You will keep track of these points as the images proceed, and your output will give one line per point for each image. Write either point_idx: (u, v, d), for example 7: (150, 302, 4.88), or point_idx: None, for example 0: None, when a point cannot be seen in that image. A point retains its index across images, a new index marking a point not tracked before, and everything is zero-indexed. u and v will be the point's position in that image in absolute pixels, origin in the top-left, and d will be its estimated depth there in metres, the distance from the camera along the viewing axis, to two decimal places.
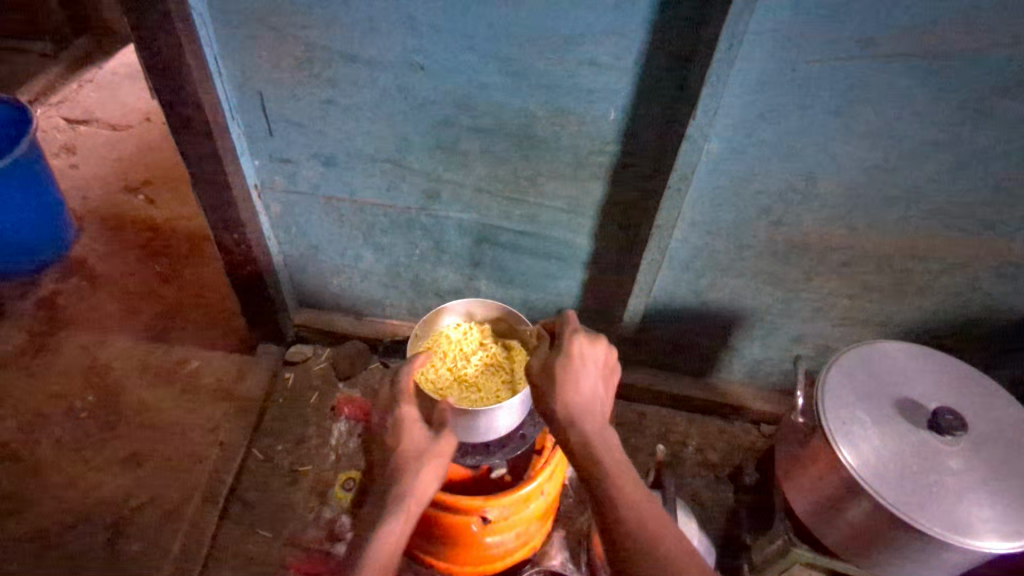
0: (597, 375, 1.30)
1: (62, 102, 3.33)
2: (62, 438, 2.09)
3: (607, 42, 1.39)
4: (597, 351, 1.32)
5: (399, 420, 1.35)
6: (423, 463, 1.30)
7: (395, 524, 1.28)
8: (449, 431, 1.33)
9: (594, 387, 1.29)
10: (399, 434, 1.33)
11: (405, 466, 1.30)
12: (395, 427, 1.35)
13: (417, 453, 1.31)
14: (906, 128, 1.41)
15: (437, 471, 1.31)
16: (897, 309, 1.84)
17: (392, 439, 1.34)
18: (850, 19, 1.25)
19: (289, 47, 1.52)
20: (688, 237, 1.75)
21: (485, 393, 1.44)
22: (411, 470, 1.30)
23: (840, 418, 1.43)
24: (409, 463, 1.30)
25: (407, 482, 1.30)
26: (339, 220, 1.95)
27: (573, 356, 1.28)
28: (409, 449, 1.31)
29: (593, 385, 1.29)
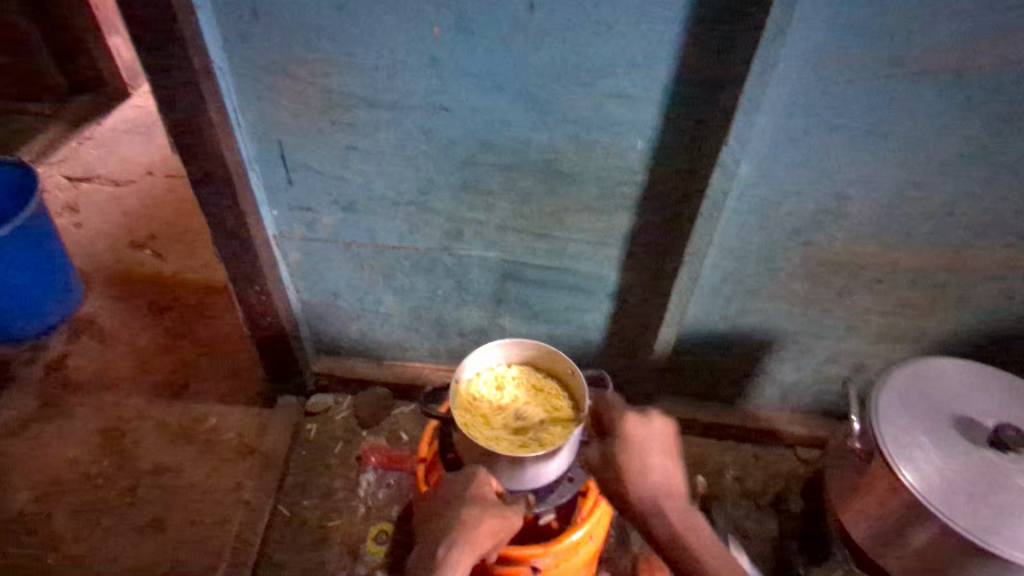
0: (662, 451, 1.35)
1: (62, 161, 3.30)
2: (79, 505, 2.01)
3: (633, 75, 1.38)
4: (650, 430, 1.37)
5: (473, 471, 1.33)
6: (490, 520, 1.29)
7: (457, 562, 1.26)
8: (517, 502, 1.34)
9: (662, 466, 1.34)
10: (471, 484, 1.31)
11: (470, 515, 1.28)
12: (466, 475, 1.33)
13: (485, 505, 1.29)
14: (935, 143, 1.41)
15: (496, 533, 1.29)
16: (931, 323, 1.81)
17: (462, 484, 1.33)
18: (884, 37, 1.24)
19: (310, 96, 1.50)
20: (718, 263, 1.73)
21: (484, 422, 1.42)
22: (474, 523, 1.28)
23: (900, 441, 1.39)
24: (475, 516, 1.28)
25: (468, 534, 1.28)
26: (360, 265, 1.91)
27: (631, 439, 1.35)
28: (478, 501, 1.30)
29: (660, 467, 1.34)
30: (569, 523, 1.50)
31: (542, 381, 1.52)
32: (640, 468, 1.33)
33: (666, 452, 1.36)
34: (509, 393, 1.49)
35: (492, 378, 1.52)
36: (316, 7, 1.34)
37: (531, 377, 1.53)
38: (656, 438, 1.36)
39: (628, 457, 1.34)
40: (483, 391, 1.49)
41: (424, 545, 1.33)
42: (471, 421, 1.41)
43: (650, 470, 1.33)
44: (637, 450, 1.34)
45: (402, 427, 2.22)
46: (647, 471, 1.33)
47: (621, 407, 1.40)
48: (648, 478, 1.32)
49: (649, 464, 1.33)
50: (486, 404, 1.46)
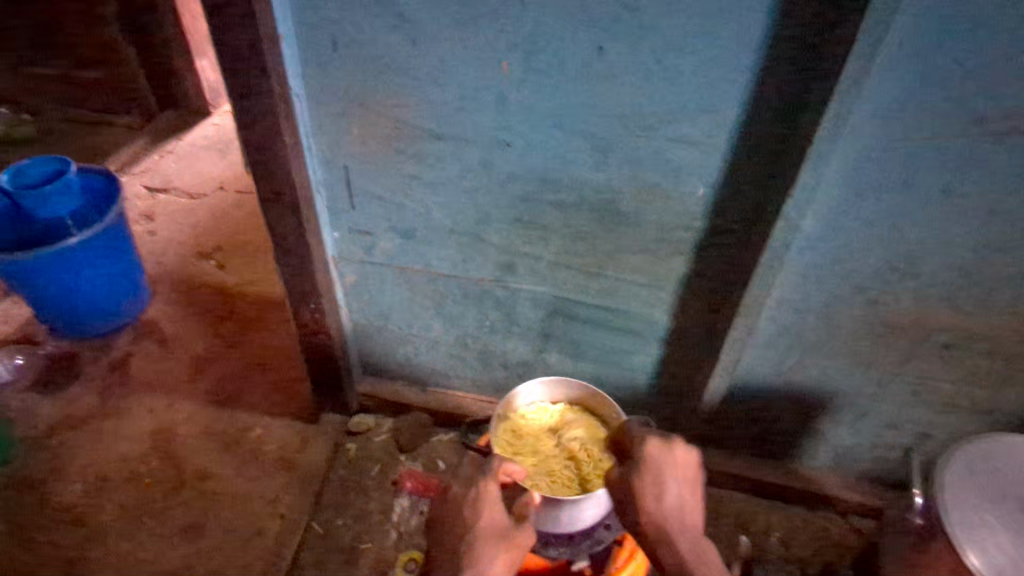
0: (680, 479, 1.27)
1: (144, 172, 3.51)
2: (126, 503, 2.08)
3: (698, 121, 1.37)
4: (669, 455, 1.28)
5: (480, 497, 1.28)
6: (500, 554, 1.23)
7: None
8: (529, 526, 1.29)
9: (677, 495, 1.26)
10: (479, 513, 1.27)
11: (478, 549, 1.24)
12: (474, 504, 1.28)
13: (498, 539, 1.25)
14: (1017, 208, 1.34)
15: (507, 567, 1.24)
16: (1005, 396, 1.70)
17: (469, 513, 1.28)
18: (965, 95, 1.20)
19: (379, 125, 1.55)
20: (775, 315, 1.68)
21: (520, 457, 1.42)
22: (483, 558, 1.23)
23: (967, 522, 1.29)
24: (482, 550, 1.23)
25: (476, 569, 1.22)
26: (412, 290, 1.94)
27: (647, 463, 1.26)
28: (487, 532, 1.25)
29: (676, 494, 1.27)
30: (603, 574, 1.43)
31: (590, 422, 1.50)
32: (656, 493, 1.25)
33: (682, 479, 1.29)
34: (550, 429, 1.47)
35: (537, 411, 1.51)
36: (392, 42, 1.39)
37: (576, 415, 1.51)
38: (676, 465, 1.28)
39: (645, 481, 1.25)
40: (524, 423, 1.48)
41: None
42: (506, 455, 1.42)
43: (664, 495, 1.25)
44: (656, 474, 1.26)
45: (440, 454, 2.21)
46: (662, 499, 1.25)
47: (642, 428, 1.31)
48: (664, 505, 1.24)
49: (667, 491, 1.25)
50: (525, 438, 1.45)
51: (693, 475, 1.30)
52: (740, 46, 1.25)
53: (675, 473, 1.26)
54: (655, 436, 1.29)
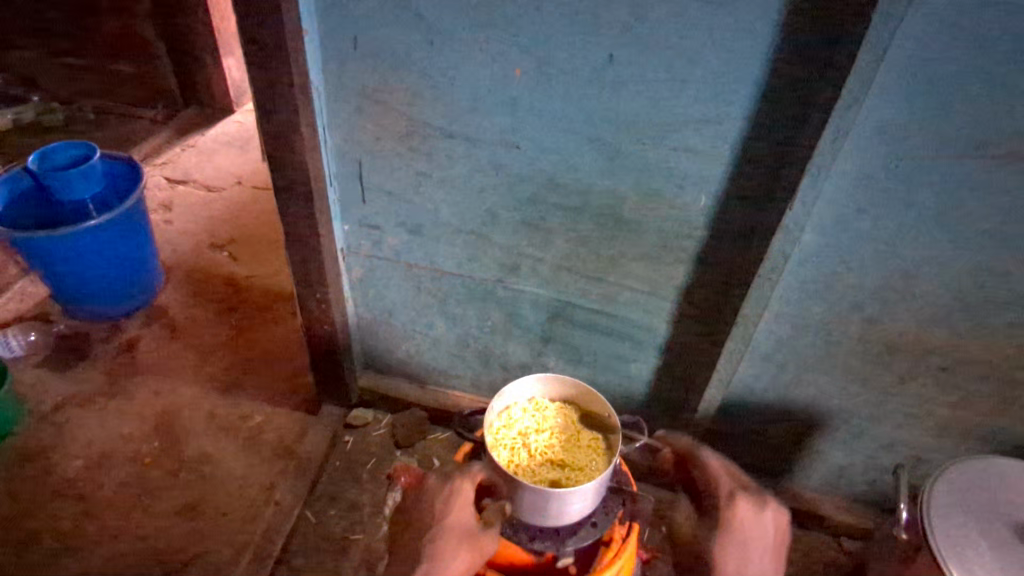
0: (764, 542, 1.41)
1: (165, 163, 3.60)
2: (125, 481, 2.11)
3: (702, 131, 1.41)
4: (761, 521, 1.42)
5: (453, 493, 1.38)
6: (461, 552, 1.31)
7: None
8: (496, 530, 1.35)
9: (759, 559, 1.40)
10: (449, 509, 1.36)
11: (443, 543, 1.33)
12: (448, 498, 1.38)
13: (461, 535, 1.34)
14: (1013, 232, 1.36)
15: (467, 565, 1.32)
16: (1000, 423, 1.70)
17: (441, 508, 1.37)
18: (965, 118, 1.24)
19: (394, 121, 1.60)
20: (772, 329, 1.70)
21: (511, 451, 1.42)
22: (446, 553, 1.31)
23: (951, 537, 1.29)
24: (446, 543, 1.33)
25: (439, 562, 1.31)
26: (417, 286, 1.98)
27: (744, 524, 1.40)
28: (453, 528, 1.34)
29: (759, 562, 1.40)
30: (590, 568, 1.44)
31: (580, 420, 1.51)
32: (744, 556, 1.40)
33: (762, 547, 1.41)
34: (541, 426, 1.48)
35: (528, 409, 1.52)
36: (410, 41, 1.45)
37: (567, 412, 1.52)
38: (761, 527, 1.41)
39: (731, 543, 1.40)
40: (513, 420, 1.49)
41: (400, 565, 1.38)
42: (496, 447, 1.41)
43: (749, 562, 1.39)
44: (743, 539, 1.40)
45: (435, 453, 2.26)
46: (746, 562, 1.39)
47: (732, 488, 1.44)
48: (745, 570, 1.39)
49: (750, 556, 1.39)
50: (515, 433, 1.46)
51: (767, 540, 1.42)
52: (746, 59, 1.29)
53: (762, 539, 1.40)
54: (759, 504, 1.42)
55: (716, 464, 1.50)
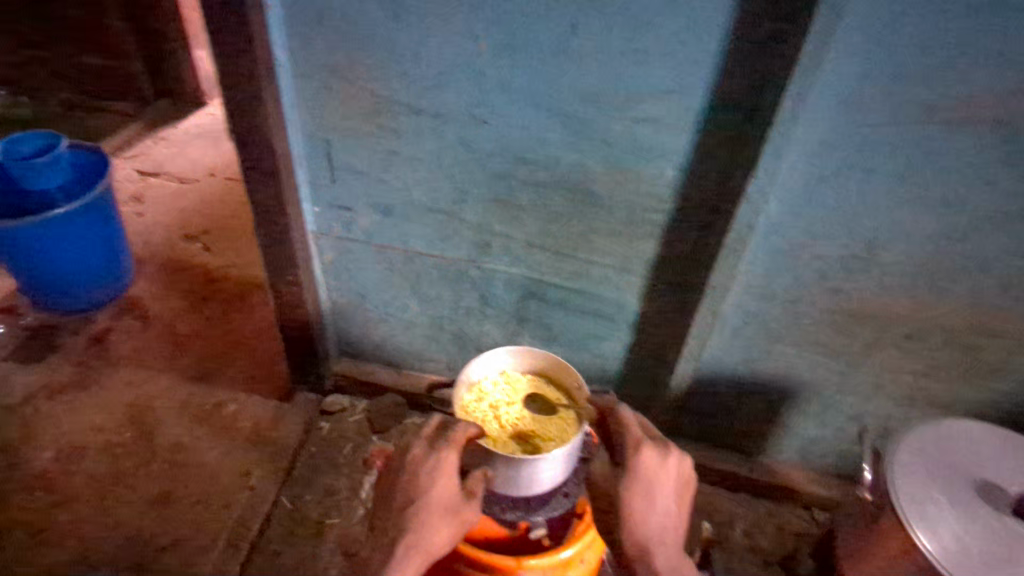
0: (668, 490, 1.35)
1: (136, 156, 3.55)
2: (96, 471, 2.08)
3: (666, 102, 1.42)
4: (664, 470, 1.35)
5: (437, 468, 1.32)
6: (445, 526, 1.32)
7: (408, 558, 1.30)
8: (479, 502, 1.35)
9: (664, 507, 1.34)
10: (434, 483, 1.33)
11: (427, 515, 1.33)
12: (432, 470, 1.33)
13: (445, 508, 1.33)
14: (969, 197, 1.39)
15: (451, 535, 1.33)
16: (964, 390, 1.73)
17: (426, 478, 1.34)
18: (920, 84, 1.26)
19: (361, 98, 1.60)
20: (741, 302, 1.72)
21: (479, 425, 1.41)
22: (430, 527, 1.32)
23: (913, 497, 1.32)
24: (431, 517, 1.32)
25: (423, 534, 1.32)
26: (389, 269, 1.97)
27: (640, 472, 1.33)
28: (437, 502, 1.32)
29: (662, 509, 1.34)
30: (561, 542, 1.47)
31: (551, 388, 1.51)
32: (647, 506, 1.33)
33: (666, 493, 1.35)
34: (511, 399, 1.47)
35: (499, 383, 1.51)
36: (374, 15, 1.44)
37: (539, 384, 1.52)
38: (663, 475, 1.35)
39: (635, 493, 1.33)
40: (483, 394, 1.48)
41: (383, 530, 1.37)
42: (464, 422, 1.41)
43: (652, 510, 1.33)
44: (644, 488, 1.33)
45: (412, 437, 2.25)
46: (649, 511, 1.33)
47: (639, 438, 1.37)
48: (645, 519, 1.33)
49: (654, 504, 1.33)
50: (485, 408, 1.45)
51: (671, 488, 1.36)
52: (707, 28, 1.30)
53: (664, 485, 1.34)
54: (655, 450, 1.35)
55: (626, 414, 1.42)
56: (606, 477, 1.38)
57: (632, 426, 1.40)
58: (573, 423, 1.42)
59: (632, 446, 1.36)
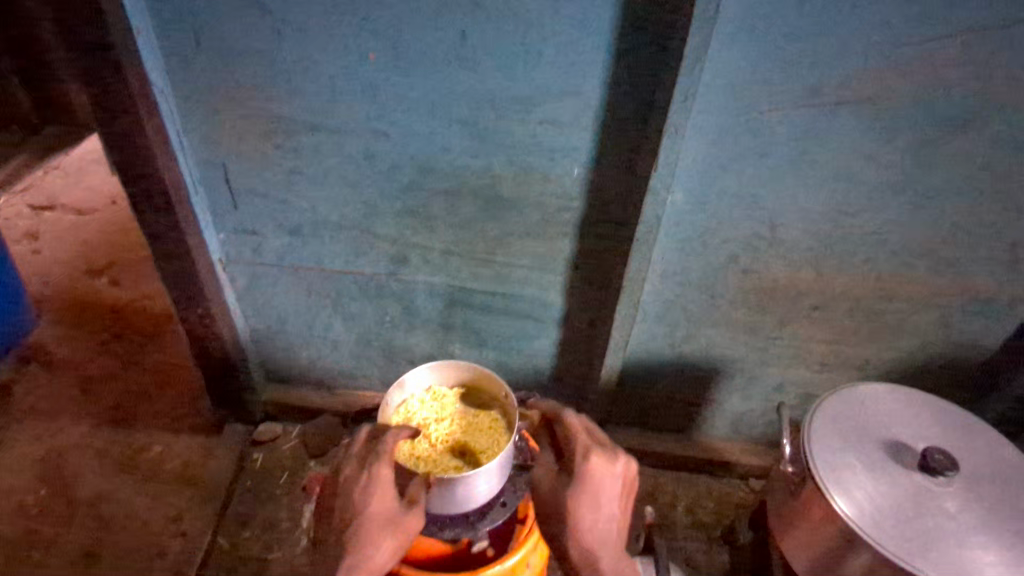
0: (616, 497, 1.28)
1: (26, 189, 3.30)
2: (9, 537, 1.94)
3: (565, 103, 1.42)
4: (613, 475, 1.28)
5: (371, 481, 1.27)
6: (384, 541, 1.26)
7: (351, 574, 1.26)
8: (419, 511, 1.27)
9: (610, 513, 1.28)
10: (367, 499, 1.26)
11: (366, 533, 1.27)
12: (365, 485, 1.27)
13: (383, 522, 1.27)
14: (857, 173, 1.45)
15: (393, 549, 1.28)
16: (873, 351, 1.82)
17: (360, 496, 1.28)
18: (801, 70, 1.30)
19: (253, 119, 1.53)
20: (659, 290, 1.75)
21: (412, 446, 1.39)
22: (370, 542, 1.27)
23: (830, 464, 1.38)
24: (369, 533, 1.27)
25: (363, 550, 1.27)
26: (306, 290, 1.91)
27: (588, 483, 1.26)
28: (374, 517, 1.26)
29: (610, 516, 1.29)
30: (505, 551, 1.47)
31: (479, 403, 1.51)
32: (596, 516, 1.27)
33: (615, 500, 1.29)
34: (440, 415, 1.47)
35: (426, 401, 1.50)
36: (256, 33, 1.38)
37: (466, 397, 1.52)
38: (611, 483, 1.28)
39: (583, 505, 1.26)
40: (411, 416, 1.47)
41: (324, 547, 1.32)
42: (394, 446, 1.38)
43: (600, 519, 1.27)
44: (593, 498, 1.26)
45: None
46: (597, 521, 1.27)
47: (585, 447, 1.30)
48: (592, 527, 1.27)
49: (603, 513, 1.27)
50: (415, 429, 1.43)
51: (620, 492, 1.30)
52: (596, 26, 1.30)
53: (612, 493, 1.28)
54: (604, 457, 1.28)
55: (572, 421, 1.35)
56: (552, 488, 1.30)
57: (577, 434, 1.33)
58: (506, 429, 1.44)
59: (579, 456, 1.29)
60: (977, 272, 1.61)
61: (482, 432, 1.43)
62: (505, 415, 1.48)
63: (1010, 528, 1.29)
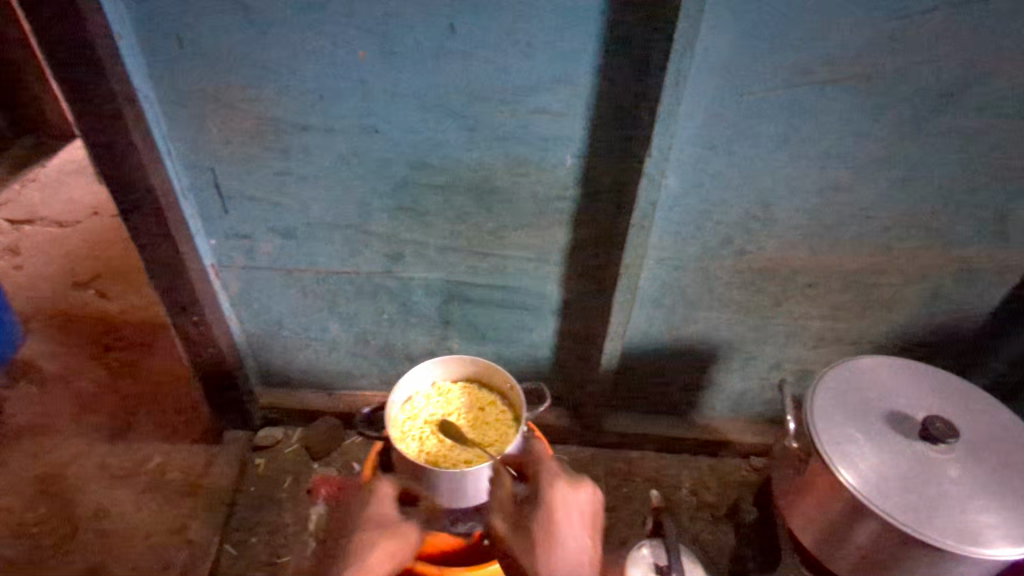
0: (582, 525, 1.27)
1: (3, 203, 3.23)
2: (11, 556, 1.91)
3: (555, 92, 1.42)
4: (579, 501, 1.29)
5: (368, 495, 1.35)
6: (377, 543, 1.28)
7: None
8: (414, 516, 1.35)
9: (578, 542, 1.25)
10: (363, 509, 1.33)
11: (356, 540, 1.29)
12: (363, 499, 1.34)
13: (376, 528, 1.30)
14: (847, 149, 1.47)
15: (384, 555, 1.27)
16: (868, 325, 1.85)
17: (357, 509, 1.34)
18: (790, 49, 1.31)
19: (240, 122, 1.51)
20: (655, 274, 1.76)
21: (420, 444, 1.39)
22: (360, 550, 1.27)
23: (833, 437, 1.40)
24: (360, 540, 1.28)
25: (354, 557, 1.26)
26: (302, 292, 1.90)
27: (554, 504, 1.26)
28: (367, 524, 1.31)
29: (578, 544, 1.25)
30: None
31: (483, 395, 1.52)
32: (567, 543, 1.24)
33: (580, 527, 1.27)
34: (446, 411, 1.47)
35: (429, 398, 1.50)
36: (240, 34, 1.36)
37: (470, 391, 1.53)
38: (577, 508, 1.28)
39: (550, 531, 1.24)
40: (416, 414, 1.46)
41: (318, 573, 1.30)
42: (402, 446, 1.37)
43: (567, 544, 1.24)
44: (563, 523, 1.25)
45: (355, 457, 2.17)
46: (565, 549, 1.23)
47: (552, 473, 1.31)
48: (564, 550, 1.23)
49: (569, 539, 1.24)
50: (421, 426, 1.43)
51: (587, 522, 1.29)
52: (585, 13, 1.30)
53: (577, 519, 1.26)
54: (568, 482, 1.30)
55: (541, 451, 1.37)
56: (520, 519, 1.28)
57: (548, 462, 1.34)
58: (513, 419, 1.46)
59: (545, 482, 1.29)
60: (966, 242, 1.63)
61: (489, 425, 1.45)
62: (510, 405, 1.49)
63: (1012, 490, 1.32)
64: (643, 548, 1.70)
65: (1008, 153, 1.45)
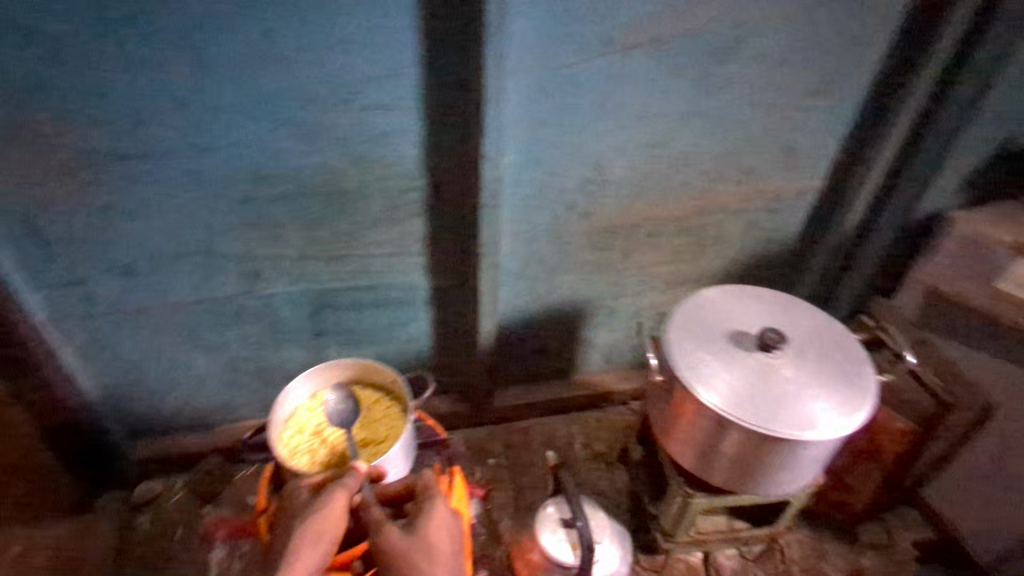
0: (454, 535, 1.31)
1: None
2: None
3: (384, 86, 1.44)
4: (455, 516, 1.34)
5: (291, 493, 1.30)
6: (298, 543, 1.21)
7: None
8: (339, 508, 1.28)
9: (448, 550, 1.29)
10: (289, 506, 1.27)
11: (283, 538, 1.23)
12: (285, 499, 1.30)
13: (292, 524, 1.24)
14: (658, 108, 1.63)
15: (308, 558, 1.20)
16: (705, 262, 2.07)
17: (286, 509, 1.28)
18: (591, 22, 1.43)
19: (47, 159, 1.39)
20: (513, 249, 1.85)
21: (310, 458, 1.40)
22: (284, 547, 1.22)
23: (689, 364, 1.56)
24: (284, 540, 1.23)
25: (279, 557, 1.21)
26: (155, 330, 1.78)
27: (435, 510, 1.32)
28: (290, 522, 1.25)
29: (449, 551, 1.29)
30: None
31: (367, 393, 1.54)
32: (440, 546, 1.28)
33: (453, 538, 1.31)
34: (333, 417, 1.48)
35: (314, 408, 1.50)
36: (29, 62, 1.25)
37: (354, 391, 1.54)
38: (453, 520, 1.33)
39: (428, 531, 1.28)
40: (302, 426, 1.46)
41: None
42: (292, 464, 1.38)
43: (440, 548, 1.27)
44: (441, 529, 1.30)
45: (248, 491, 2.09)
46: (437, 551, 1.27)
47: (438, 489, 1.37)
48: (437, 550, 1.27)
49: (442, 544, 1.28)
50: (309, 439, 1.44)
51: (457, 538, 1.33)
52: (399, 7, 1.33)
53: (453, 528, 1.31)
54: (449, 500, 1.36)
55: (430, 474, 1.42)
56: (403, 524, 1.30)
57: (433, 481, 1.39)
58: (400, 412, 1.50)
59: (430, 494, 1.35)
60: (769, 175, 1.87)
61: (377, 423, 1.48)
62: (396, 399, 1.53)
63: (833, 377, 1.56)
64: (548, 508, 1.78)
65: (786, 93, 1.68)
